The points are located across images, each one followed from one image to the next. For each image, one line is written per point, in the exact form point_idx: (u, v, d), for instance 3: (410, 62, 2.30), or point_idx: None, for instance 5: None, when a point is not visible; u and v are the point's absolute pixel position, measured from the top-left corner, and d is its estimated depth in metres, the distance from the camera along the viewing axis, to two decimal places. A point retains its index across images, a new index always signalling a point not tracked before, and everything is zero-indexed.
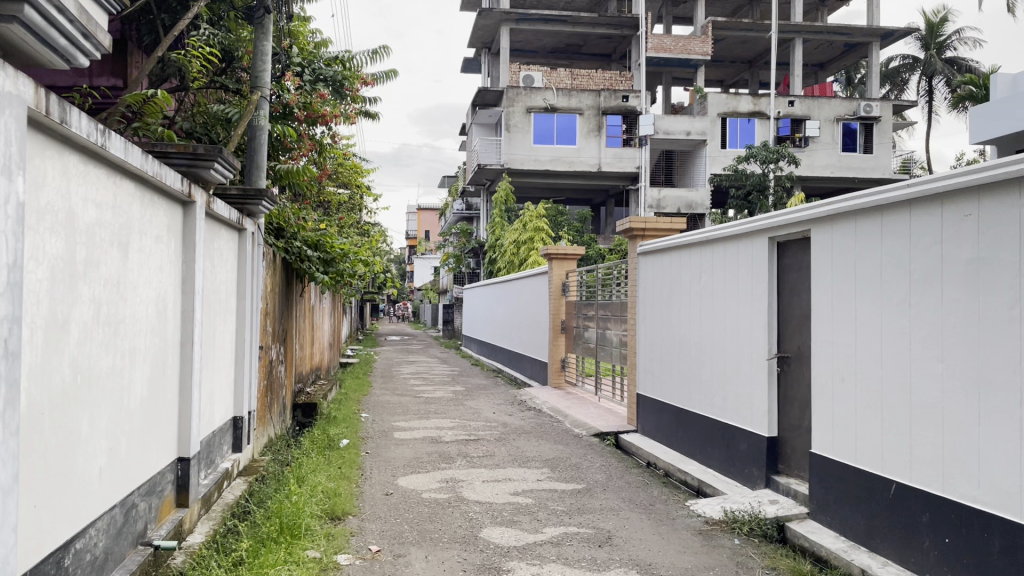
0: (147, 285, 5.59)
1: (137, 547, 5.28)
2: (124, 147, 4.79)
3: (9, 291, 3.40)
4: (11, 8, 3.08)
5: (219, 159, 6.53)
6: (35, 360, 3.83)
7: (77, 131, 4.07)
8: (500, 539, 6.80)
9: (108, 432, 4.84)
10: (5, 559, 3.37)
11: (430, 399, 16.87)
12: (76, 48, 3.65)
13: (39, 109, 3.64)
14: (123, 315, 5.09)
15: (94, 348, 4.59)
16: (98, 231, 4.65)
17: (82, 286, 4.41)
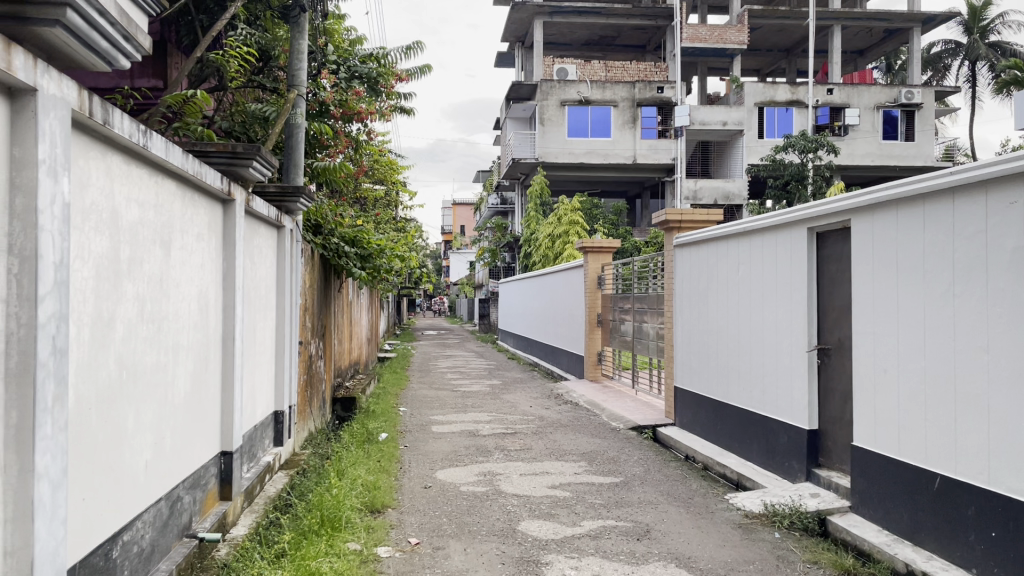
0: (189, 282, 5.69)
1: (183, 539, 5.41)
2: (165, 147, 4.88)
3: (56, 290, 3.49)
4: (53, 11, 3.15)
5: (257, 158, 6.62)
6: (82, 357, 3.92)
7: (119, 132, 4.15)
8: (538, 532, 6.81)
9: (153, 426, 4.94)
10: (55, 551, 3.47)
11: (467, 393, 16.96)
12: (117, 50, 3.73)
13: (82, 110, 3.72)
14: (166, 312, 5.19)
15: (138, 345, 4.68)
16: (142, 229, 4.74)
17: (127, 283, 4.51)
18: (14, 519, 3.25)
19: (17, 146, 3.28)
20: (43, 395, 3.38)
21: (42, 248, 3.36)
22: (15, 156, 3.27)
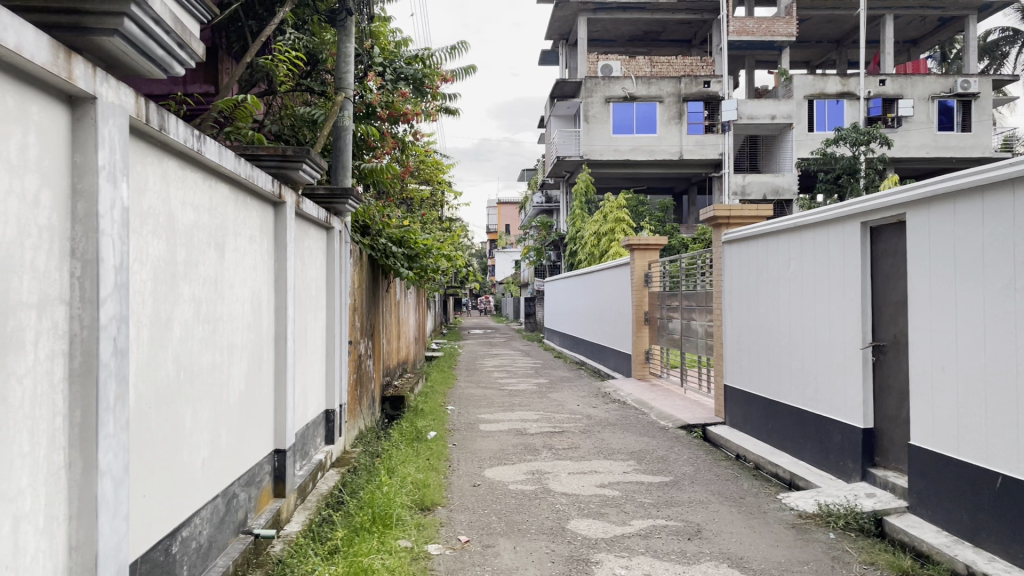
0: (242, 283, 5.81)
1: (239, 535, 5.54)
2: (218, 151, 4.99)
3: (117, 292, 3.59)
4: (111, 22, 3.24)
5: (307, 160, 6.71)
6: (142, 356, 4.02)
7: (175, 138, 4.25)
8: (588, 531, 6.80)
9: (209, 425, 5.05)
10: (119, 546, 3.57)
11: (514, 391, 17.00)
12: (172, 57, 3.81)
13: (139, 117, 3.82)
14: (220, 313, 5.30)
15: (194, 345, 4.80)
16: (197, 232, 4.86)
17: (183, 285, 4.62)
18: (80, 515, 3.36)
19: (78, 153, 3.38)
20: (106, 395, 3.48)
21: (103, 251, 3.46)
22: (77, 162, 3.37)
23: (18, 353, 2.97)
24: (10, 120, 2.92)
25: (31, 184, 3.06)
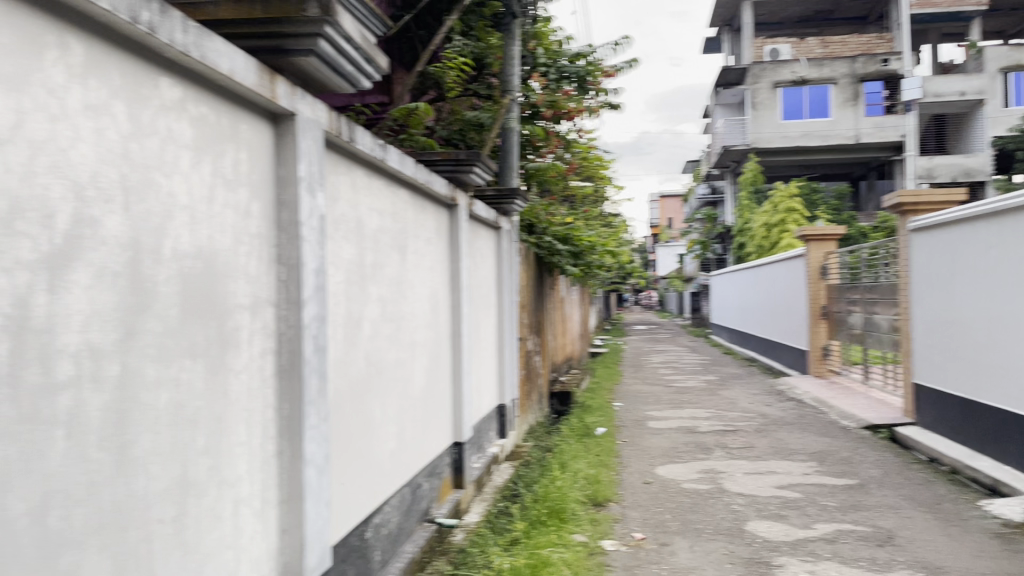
0: (421, 283, 6.08)
1: (423, 523, 5.83)
2: (399, 159, 5.24)
3: (316, 294, 3.87)
4: (307, 42, 3.44)
5: (478, 163, 6.93)
6: (338, 353, 4.32)
7: (362, 148, 4.51)
8: (768, 533, 6.58)
9: (395, 418, 5.33)
10: (322, 529, 3.85)
11: (683, 388, 16.71)
12: (360, 71, 4.05)
13: (332, 130, 4.09)
14: (403, 312, 5.58)
15: (382, 342, 5.08)
16: (382, 236, 5.14)
17: (371, 286, 4.91)
18: (288, 500, 3.64)
19: (282, 166, 3.66)
20: (309, 389, 3.76)
21: (304, 256, 3.72)
22: (281, 175, 3.66)
23: (235, 351, 3.26)
24: (225, 139, 3.20)
25: (243, 196, 3.35)
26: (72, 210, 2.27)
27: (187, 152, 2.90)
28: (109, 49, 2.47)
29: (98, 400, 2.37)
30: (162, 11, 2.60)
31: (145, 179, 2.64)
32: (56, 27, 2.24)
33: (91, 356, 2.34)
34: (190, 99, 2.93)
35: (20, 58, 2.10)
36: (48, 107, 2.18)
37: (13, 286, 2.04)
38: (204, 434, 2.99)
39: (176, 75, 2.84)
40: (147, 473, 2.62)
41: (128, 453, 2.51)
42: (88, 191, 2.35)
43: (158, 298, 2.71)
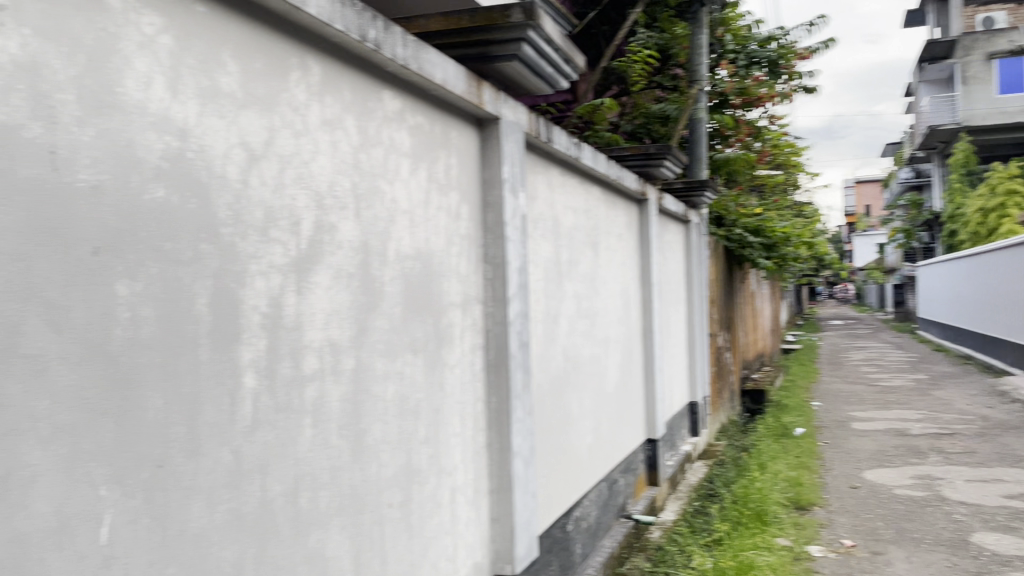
0: (613, 280, 6.09)
1: (620, 519, 5.84)
2: (592, 156, 5.25)
3: (520, 292, 3.94)
4: (509, 48, 3.49)
5: (669, 156, 6.80)
6: (538, 349, 4.43)
7: (559, 147, 4.56)
8: (998, 547, 6.03)
9: (592, 413, 5.36)
10: (530, 520, 3.91)
11: (889, 388, 15.62)
12: (558, 72, 4.09)
13: (531, 131, 4.17)
14: (597, 308, 5.61)
15: (578, 338, 5.14)
16: (576, 233, 5.20)
17: (568, 283, 4.98)
18: (498, 490, 3.74)
19: (487, 169, 3.76)
20: (515, 383, 3.83)
21: (508, 255, 3.80)
22: (486, 178, 3.75)
23: (449, 346, 3.43)
24: (437, 145, 3.32)
25: (452, 199, 3.47)
26: (314, 218, 2.48)
27: (406, 160, 3.05)
28: (341, 68, 2.63)
29: (337, 391, 2.57)
30: (386, 28, 2.73)
31: (371, 187, 2.81)
32: (298, 51, 2.41)
33: (331, 352, 2.54)
34: (408, 110, 3.07)
35: (272, 81, 2.28)
36: (295, 124, 2.38)
37: (271, 287, 2.26)
38: (424, 425, 3.15)
39: (396, 88, 2.98)
40: (377, 460, 2.81)
41: (362, 441, 2.71)
42: (327, 200, 2.55)
43: (384, 297, 2.90)
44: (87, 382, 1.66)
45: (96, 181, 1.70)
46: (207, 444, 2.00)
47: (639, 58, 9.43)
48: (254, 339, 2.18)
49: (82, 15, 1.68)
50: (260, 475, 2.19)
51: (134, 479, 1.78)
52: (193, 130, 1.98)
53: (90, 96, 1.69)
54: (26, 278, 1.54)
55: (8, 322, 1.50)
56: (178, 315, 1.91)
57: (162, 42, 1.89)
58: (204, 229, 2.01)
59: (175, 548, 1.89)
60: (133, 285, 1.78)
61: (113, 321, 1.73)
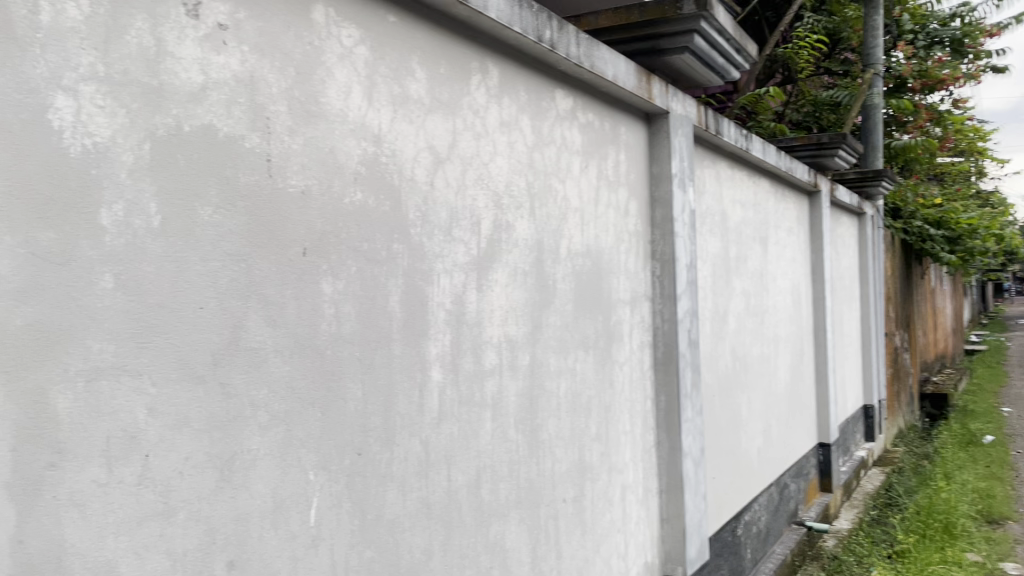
0: (783, 276, 5.84)
1: (791, 525, 5.61)
2: (762, 148, 5.04)
3: (688, 288, 3.73)
4: (683, 39, 3.45)
5: (843, 146, 6.41)
6: (707, 347, 4.31)
7: (728, 139, 4.42)
8: None
9: (763, 414, 5.17)
10: (700, 523, 3.74)
11: None
12: (730, 63, 3.96)
13: (699, 124, 3.99)
14: (766, 305, 5.41)
15: (747, 337, 4.96)
16: (745, 228, 5.02)
17: (736, 279, 4.82)
18: (669, 490, 3.60)
19: (655, 164, 3.63)
20: (684, 382, 3.65)
21: (678, 251, 3.64)
22: (654, 173, 3.63)
23: (619, 344, 3.33)
24: (607, 142, 3.29)
25: (622, 196, 3.40)
26: (493, 217, 2.54)
27: (577, 157, 3.05)
28: (516, 69, 2.68)
29: (514, 386, 2.62)
30: (560, 27, 2.74)
31: (545, 185, 2.84)
32: (478, 54, 2.48)
33: (508, 348, 2.60)
34: (578, 108, 3.07)
35: (455, 86, 2.37)
36: (476, 126, 2.46)
37: (455, 286, 2.34)
38: (597, 422, 3.13)
39: (568, 86, 3.00)
40: (551, 456, 2.83)
41: (538, 436, 2.75)
42: (504, 199, 2.60)
43: (558, 294, 2.91)
44: (299, 374, 1.79)
45: (305, 186, 1.83)
46: (400, 434, 2.10)
47: (806, 44, 8.13)
48: (440, 335, 2.27)
49: (292, 32, 1.81)
50: (445, 466, 2.28)
51: (338, 465, 1.90)
52: (386, 135, 2.09)
53: (299, 107, 1.82)
54: (249, 278, 1.67)
55: (235, 317, 1.64)
56: (374, 312, 2.02)
57: (359, 53, 2.01)
58: (396, 230, 2.11)
59: (373, 532, 2.01)
60: (336, 283, 1.91)
61: (319, 317, 1.86)
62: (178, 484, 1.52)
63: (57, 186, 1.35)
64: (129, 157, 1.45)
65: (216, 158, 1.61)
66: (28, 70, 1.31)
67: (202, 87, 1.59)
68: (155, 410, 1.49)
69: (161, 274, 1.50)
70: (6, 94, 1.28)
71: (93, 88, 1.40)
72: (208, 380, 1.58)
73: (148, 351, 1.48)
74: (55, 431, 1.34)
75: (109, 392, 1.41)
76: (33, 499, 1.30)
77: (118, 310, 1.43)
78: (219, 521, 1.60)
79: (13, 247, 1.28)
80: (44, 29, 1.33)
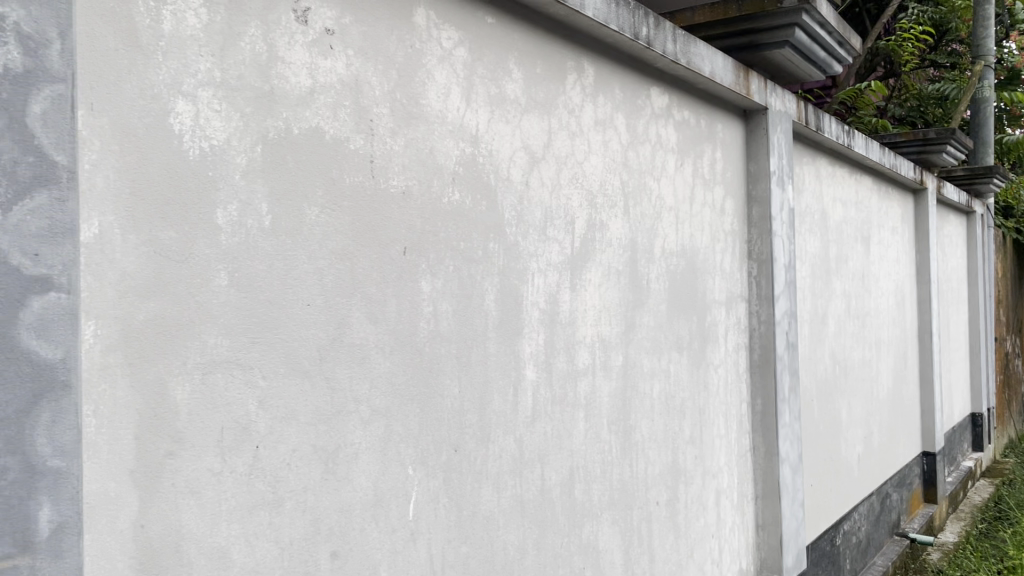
0: (886, 277, 5.61)
1: (893, 537, 5.39)
2: (865, 144, 4.85)
3: (787, 289, 3.63)
4: (783, 32, 3.36)
5: (952, 141, 6.10)
6: (805, 350, 4.18)
7: (829, 136, 4.27)
8: None
9: (864, 420, 4.98)
10: (797, 530, 3.63)
11: None
12: (832, 57, 3.84)
13: (799, 120, 3.87)
14: (868, 308, 5.21)
15: (848, 340, 4.79)
16: (845, 227, 4.85)
17: (836, 281, 4.66)
18: (765, 496, 3.51)
19: (752, 162, 3.55)
20: (782, 386, 3.55)
21: (776, 251, 3.55)
22: (751, 170, 3.55)
23: (714, 346, 3.26)
24: (703, 139, 3.23)
25: (718, 194, 3.34)
26: (587, 217, 2.53)
27: (673, 155, 3.01)
28: (611, 68, 2.66)
29: (607, 386, 2.61)
30: (657, 24, 2.70)
31: (640, 184, 2.81)
32: (573, 53, 2.47)
33: (602, 349, 2.58)
34: (674, 106, 3.02)
35: (551, 86, 2.37)
36: (571, 125, 2.45)
37: (549, 286, 2.34)
38: (690, 424, 3.08)
39: (663, 83, 2.96)
40: (645, 457, 2.80)
41: (631, 437, 2.72)
42: (598, 199, 2.59)
43: (652, 295, 2.87)
44: (399, 370, 1.83)
45: (405, 187, 1.86)
46: (495, 432, 2.12)
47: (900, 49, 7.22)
48: (534, 334, 2.27)
49: (394, 35, 1.85)
50: (539, 465, 2.28)
51: (435, 461, 1.93)
52: (483, 136, 2.11)
53: (400, 109, 1.86)
54: (352, 276, 1.72)
55: (339, 314, 1.69)
56: (471, 311, 2.05)
57: (458, 55, 2.04)
58: (492, 230, 2.13)
59: (468, 528, 2.03)
60: (434, 281, 1.94)
61: (419, 315, 1.89)
62: (286, 475, 1.58)
63: (180, 187, 1.41)
64: (241, 159, 1.51)
65: (322, 160, 1.66)
66: (152, 76, 1.37)
67: (309, 90, 1.64)
68: (265, 403, 1.54)
69: (272, 271, 1.56)
70: (133, 100, 1.35)
71: (209, 93, 1.46)
72: (314, 375, 1.63)
73: (259, 345, 1.53)
74: (175, 421, 1.40)
75: (222, 385, 1.47)
76: (155, 486, 1.37)
77: (233, 306, 1.49)
78: (324, 512, 1.65)
79: (139, 245, 1.35)
80: (167, 37, 1.39)
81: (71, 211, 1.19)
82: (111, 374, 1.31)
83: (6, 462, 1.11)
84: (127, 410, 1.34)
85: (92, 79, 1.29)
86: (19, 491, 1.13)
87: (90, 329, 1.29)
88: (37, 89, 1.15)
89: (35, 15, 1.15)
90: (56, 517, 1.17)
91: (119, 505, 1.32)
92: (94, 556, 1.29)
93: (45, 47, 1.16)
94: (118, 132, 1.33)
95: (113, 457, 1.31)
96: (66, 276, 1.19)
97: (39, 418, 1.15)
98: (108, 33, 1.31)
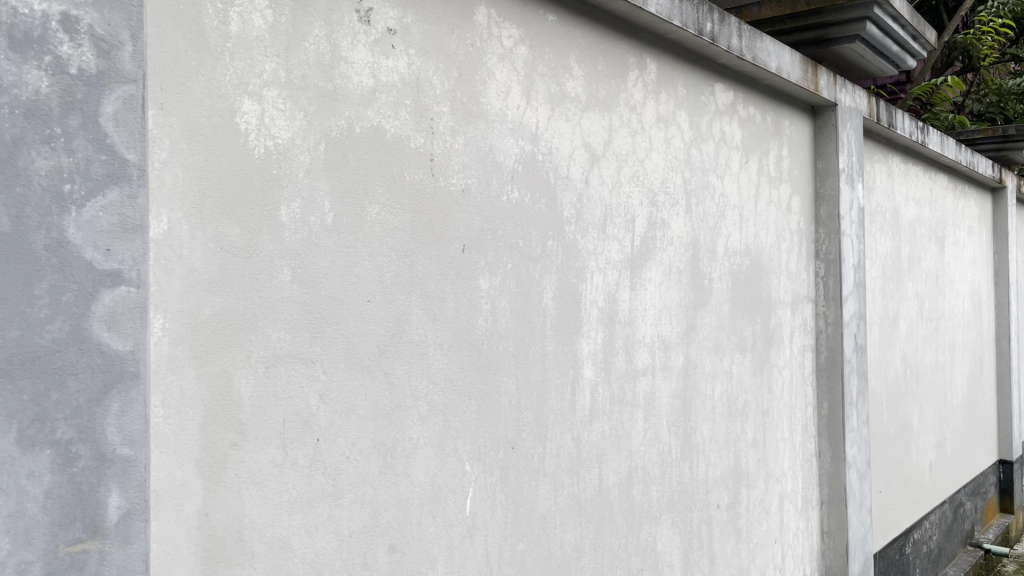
0: (962, 279, 5.41)
1: (966, 547, 5.19)
2: (940, 141, 4.68)
3: (856, 289, 3.53)
4: (853, 27, 3.27)
5: None
6: (874, 352, 4.06)
7: (902, 133, 4.12)
8: None
9: (936, 426, 4.81)
10: (863, 538, 3.52)
11: None
12: (904, 51, 3.72)
13: (871, 117, 3.76)
14: (942, 310, 5.04)
15: (920, 343, 4.63)
16: (919, 227, 4.69)
17: (908, 281, 4.52)
18: (830, 502, 3.41)
19: (820, 159, 3.46)
20: (849, 389, 3.45)
21: (845, 250, 3.45)
22: (820, 168, 3.46)
23: (778, 347, 3.19)
24: (768, 136, 3.16)
25: (784, 192, 3.26)
26: (648, 215, 2.50)
27: (737, 152, 2.95)
28: (673, 63, 2.63)
29: (667, 387, 2.57)
30: (722, 19, 2.65)
31: (702, 182, 2.76)
32: (635, 50, 2.45)
33: (662, 348, 2.55)
34: (739, 101, 2.97)
35: (612, 84, 2.36)
36: (632, 123, 2.43)
37: (608, 284, 2.32)
38: (753, 427, 3.02)
39: (728, 78, 2.90)
40: (706, 459, 2.76)
41: (691, 439, 2.68)
42: (660, 197, 2.55)
43: (714, 294, 2.82)
44: (457, 367, 1.85)
45: (465, 185, 1.87)
46: (553, 430, 2.12)
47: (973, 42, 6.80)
48: (593, 333, 2.26)
49: (455, 34, 1.86)
50: (597, 465, 2.27)
51: (492, 457, 1.94)
52: (543, 133, 2.11)
53: (460, 108, 1.87)
54: (411, 273, 1.73)
55: (399, 311, 1.71)
56: (530, 308, 2.05)
57: (519, 53, 2.04)
58: (552, 228, 2.12)
59: (525, 525, 2.03)
60: (493, 279, 1.94)
61: (477, 312, 1.90)
62: (346, 468, 1.60)
63: (246, 184, 1.45)
64: (305, 157, 1.54)
65: (383, 159, 1.68)
66: (220, 76, 1.41)
67: (371, 90, 1.66)
68: (326, 397, 1.57)
69: (333, 268, 1.58)
70: (201, 100, 1.38)
71: (274, 92, 1.49)
72: (374, 370, 1.66)
73: (321, 340, 1.56)
74: (239, 412, 1.44)
75: (285, 378, 1.51)
76: (220, 475, 1.41)
77: (295, 302, 1.52)
78: (382, 506, 1.67)
79: (206, 241, 1.39)
80: (234, 38, 1.43)
81: (141, 208, 1.24)
82: (178, 366, 1.36)
83: (79, 449, 1.16)
84: (193, 401, 1.37)
85: (161, 80, 1.33)
86: (89, 479, 1.17)
87: (159, 322, 1.33)
88: (110, 89, 1.19)
89: (108, 17, 1.19)
90: (124, 503, 1.21)
91: (184, 494, 1.36)
92: (160, 543, 1.33)
93: (117, 48, 1.20)
94: (188, 131, 1.37)
95: (179, 447, 1.35)
96: (136, 270, 1.23)
97: (109, 408, 1.19)
98: (178, 36, 1.35)
